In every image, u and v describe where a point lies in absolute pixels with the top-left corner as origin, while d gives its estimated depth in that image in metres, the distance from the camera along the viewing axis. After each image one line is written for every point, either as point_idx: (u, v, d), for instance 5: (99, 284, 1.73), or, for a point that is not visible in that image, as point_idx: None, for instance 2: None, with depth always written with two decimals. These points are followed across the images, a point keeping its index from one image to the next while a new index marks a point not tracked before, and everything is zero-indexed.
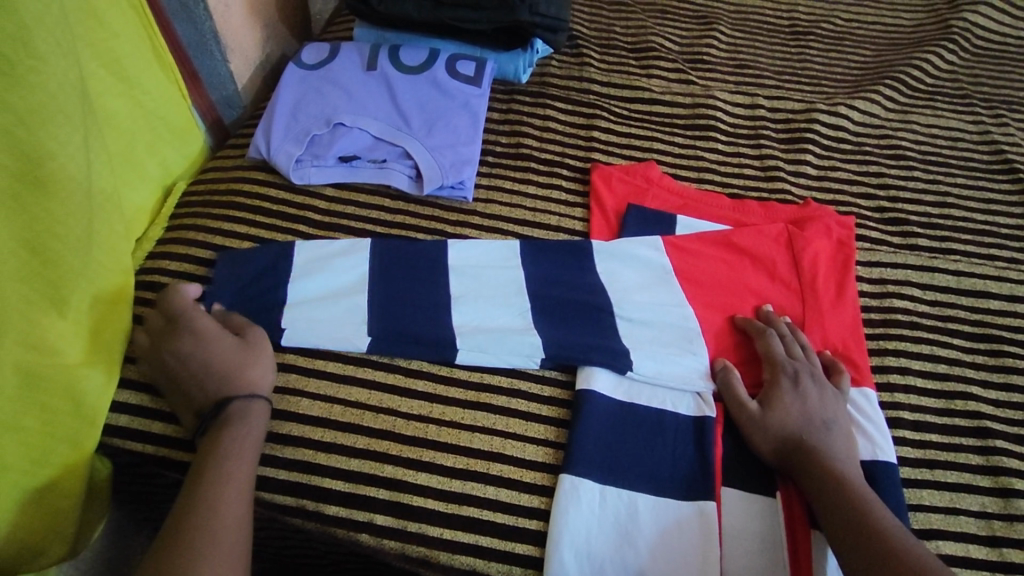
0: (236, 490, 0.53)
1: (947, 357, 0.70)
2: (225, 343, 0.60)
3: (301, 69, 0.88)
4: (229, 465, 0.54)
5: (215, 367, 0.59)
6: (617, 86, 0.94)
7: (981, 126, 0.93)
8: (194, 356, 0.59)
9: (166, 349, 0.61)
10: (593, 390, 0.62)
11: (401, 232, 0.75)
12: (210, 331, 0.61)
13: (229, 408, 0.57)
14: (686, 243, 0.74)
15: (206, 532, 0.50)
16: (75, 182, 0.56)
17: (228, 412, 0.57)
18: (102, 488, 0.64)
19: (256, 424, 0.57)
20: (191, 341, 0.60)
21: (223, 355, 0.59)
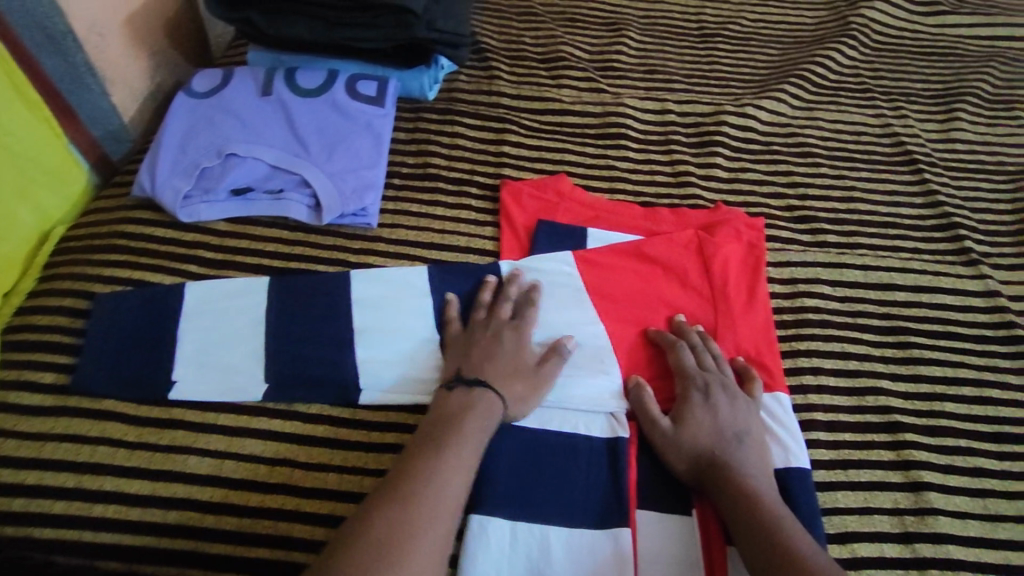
0: (458, 452, 0.52)
1: (858, 353, 0.71)
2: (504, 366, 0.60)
3: (191, 98, 0.83)
4: (461, 430, 0.54)
5: (502, 365, 0.60)
6: (527, 99, 0.93)
7: (882, 119, 0.95)
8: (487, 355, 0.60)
9: (516, 333, 0.63)
10: (502, 420, 0.59)
11: (301, 265, 0.72)
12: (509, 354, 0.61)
13: (480, 388, 0.57)
14: (597, 257, 0.72)
15: (425, 509, 0.48)
16: None
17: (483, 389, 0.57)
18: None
19: (486, 412, 0.56)
20: (488, 344, 0.62)
21: (520, 357, 0.61)
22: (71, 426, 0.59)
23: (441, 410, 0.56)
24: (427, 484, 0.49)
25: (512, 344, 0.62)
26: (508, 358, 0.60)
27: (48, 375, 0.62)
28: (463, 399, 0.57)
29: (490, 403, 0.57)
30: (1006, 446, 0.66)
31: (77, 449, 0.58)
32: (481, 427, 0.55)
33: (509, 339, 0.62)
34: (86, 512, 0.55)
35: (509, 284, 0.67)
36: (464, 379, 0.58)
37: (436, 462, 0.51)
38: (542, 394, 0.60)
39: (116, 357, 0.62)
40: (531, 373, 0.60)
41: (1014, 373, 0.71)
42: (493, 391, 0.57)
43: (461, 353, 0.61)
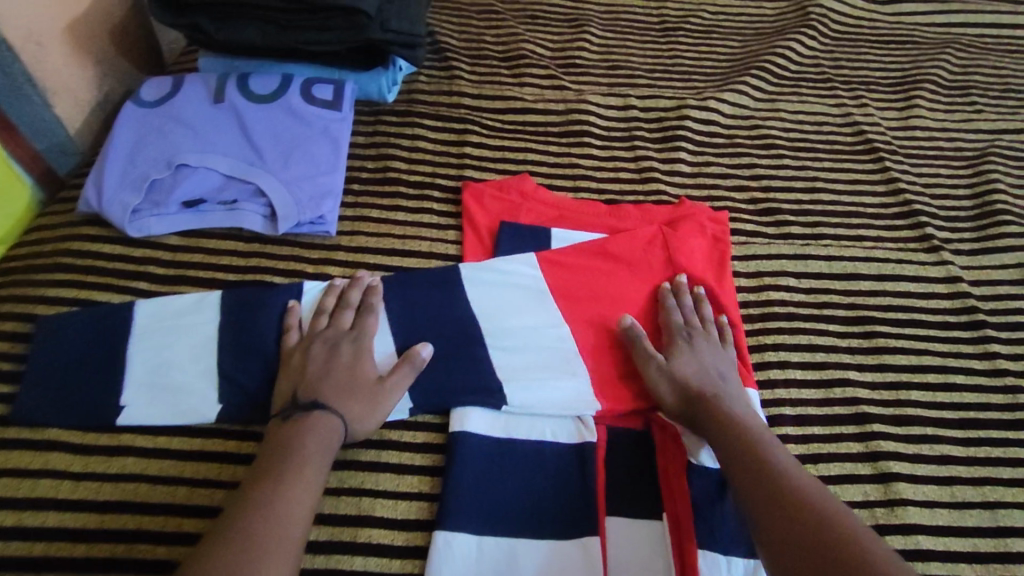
0: (301, 449, 0.54)
1: (824, 344, 0.71)
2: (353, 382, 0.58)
3: (141, 107, 0.79)
4: (303, 430, 0.55)
5: (335, 383, 0.58)
6: (488, 98, 0.91)
7: (843, 109, 0.96)
8: (319, 372, 0.59)
9: (349, 346, 0.61)
10: (465, 431, 0.59)
11: (257, 276, 0.71)
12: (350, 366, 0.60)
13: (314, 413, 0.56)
14: (562, 257, 0.71)
15: (252, 523, 0.48)
16: None
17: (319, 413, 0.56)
18: None
19: (326, 434, 0.55)
20: (315, 360, 0.60)
21: (356, 372, 0.59)
22: (18, 459, 0.57)
23: (278, 431, 0.56)
24: (276, 485, 0.51)
25: (353, 354, 0.60)
26: (347, 373, 0.59)
27: None
28: (295, 421, 0.56)
29: (328, 420, 0.56)
30: (971, 432, 0.66)
31: (22, 482, 0.56)
32: (324, 420, 0.56)
33: (347, 350, 0.61)
34: (34, 548, 0.53)
35: (349, 288, 0.66)
36: (299, 405, 0.57)
37: (284, 465, 0.53)
38: (381, 409, 0.58)
39: (60, 383, 0.60)
40: (375, 385, 0.59)
41: (978, 358, 0.71)
42: (329, 413, 0.56)
43: (295, 371, 0.60)
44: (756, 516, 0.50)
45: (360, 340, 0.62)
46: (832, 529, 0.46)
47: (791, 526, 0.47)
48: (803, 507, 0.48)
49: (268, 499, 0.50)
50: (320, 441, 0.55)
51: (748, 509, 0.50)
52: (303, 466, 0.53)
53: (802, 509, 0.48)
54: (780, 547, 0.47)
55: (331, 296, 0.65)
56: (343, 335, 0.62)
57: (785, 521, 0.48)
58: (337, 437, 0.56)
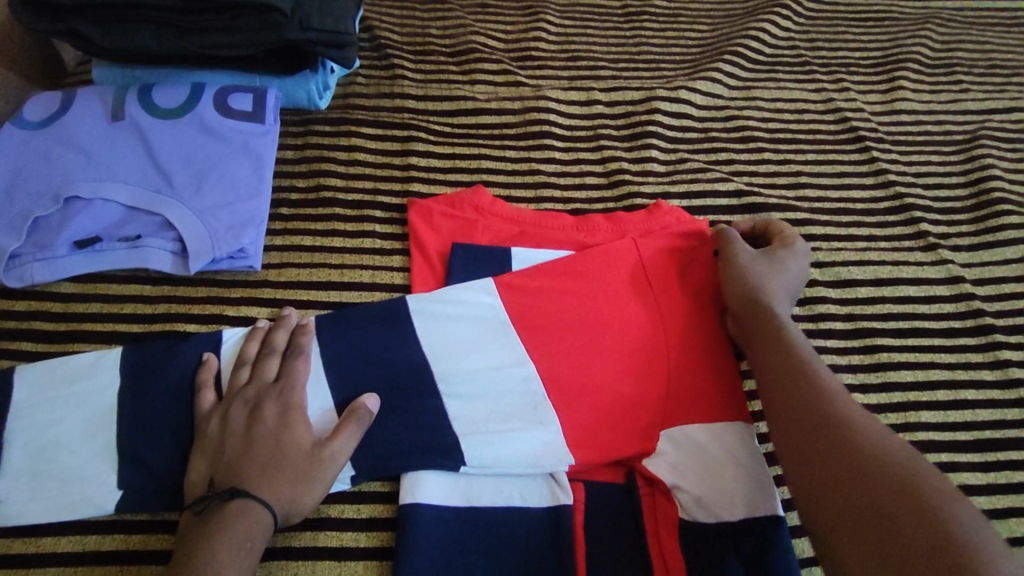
0: (211, 557, 0.43)
1: (822, 364, 0.64)
2: (283, 453, 0.48)
3: (22, 129, 0.68)
4: (214, 532, 0.44)
5: (261, 459, 0.48)
6: (436, 100, 0.81)
7: (823, 94, 0.88)
8: (242, 444, 0.49)
9: (275, 404, 0.51)
10: (419, 503, 0.50)
11: (167, 324, 0.60)
12: (279, 430, 0.49)
13: (235, 501, 0.46)
14: (525, 281, 0.61)
15: None
16: None
17: (240, 501, 0.46)
18: None
19: (249, 528, 0.45)
20: (235, 428, 0.50)
21: (284, 439, 0.49)
22: None
23: (188, 532, 0.46)
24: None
25: (279, 412, 0.50)
26: (274, 443, 0.48)
27: None
28: (211, 514, 0.46)
29: (251, 509, 0.46)
30: (987, 454, 0.60)
31: None
32: (242, 515, 0.45)
33: (272, 410, 0.50)
34: None
35: (275, 331, 0.56)
36: (217, 493, 0.46)
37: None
38: (321, 484, 0.48)
39: None
40: (309, 451, 0.49)
41: (989, 368, 0.65)
42: (252, 500, 0.46)
43: (210, 446, 0.49)
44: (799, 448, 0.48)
45: (289, 394, 0.51)
46: (881, 469, 0.44)
47: (834, 466, 0.45)
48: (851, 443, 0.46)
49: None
50: (234, 545, 0.44)
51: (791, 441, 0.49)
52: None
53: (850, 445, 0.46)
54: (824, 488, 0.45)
55: (252, 343, 0.55)
56: (269, 389, 0.52)
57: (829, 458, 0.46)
58: (266, 529, 0.46)
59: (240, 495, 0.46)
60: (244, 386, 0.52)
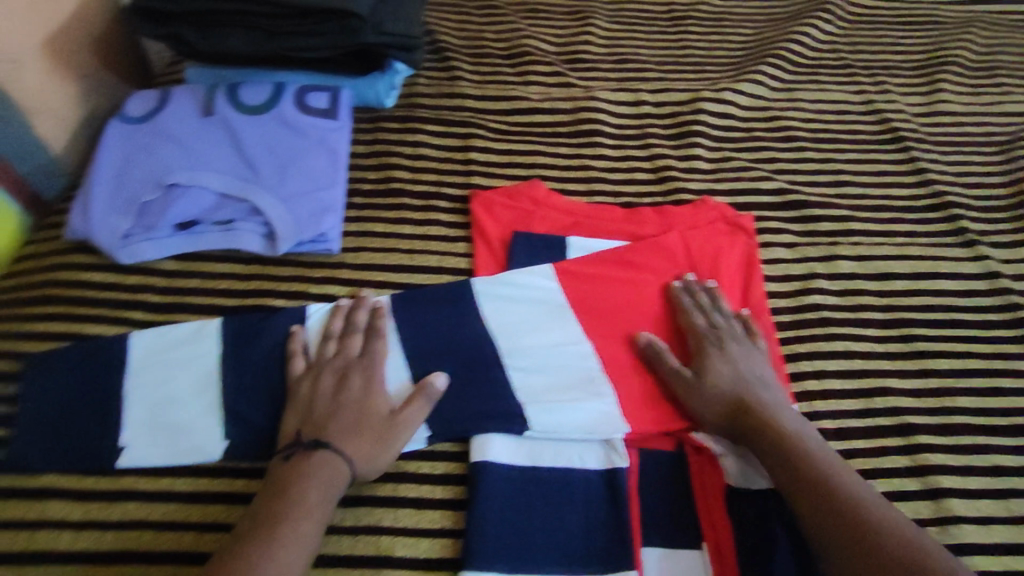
0: (296, 504, 0.49)
1: (862, 351, 0.67)
2: (363, 417, 0.54)
3: (126, 124, 0.75)
4: (302, 480, 0.50)
5: (344, 420, 0.53)
6: (493, 99, 0.87)
7: (864, 96, 0.91)
8: (327, 405, 0.54)
9: (358, 374, 0.56)
10: (488, 461, 0.55)
11: (257, 300, 0.67)
12: (360, 397, 0.55)
13: (319, 451, 0.52)
14: (580, 268, 0.67)
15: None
16: None
17: (324, 452, 0.51)
18: None
19: (330, 476, 0.51)
20: (321, 391, 0.55)
21: (366, 405, 0.54)
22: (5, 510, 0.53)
23: (276, 476, 0.51)
24: (266, 542, 0.47)
25: (364, 384, 0.56)
26: (357, 408, 0.54)
27: None
28: (296, 461, 0.51)
29: (331, 464, 0.51)
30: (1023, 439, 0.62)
31: (15, 534, 0.52)
32: (327, 470, 0.51)
33: (357, 381, 0.56)
34: None
35: (356, 309, 0.61)
36: (304, 443, 0.52)
37: (273, 520, 0.48)
38: (394, 447, 0.54)
39: (54, 424, 0.56)
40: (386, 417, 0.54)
41: None
42: (334, 452, 0.52)
43: (296, 404, 0.55)
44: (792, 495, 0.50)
45: (371, 367, 0.57)
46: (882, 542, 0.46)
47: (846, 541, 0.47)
48: (835, 486, 0.50)
49: (254, 559, 0.46)
50: (318, 497, 0.50)
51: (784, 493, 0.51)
52: (297, 526, 0.48)
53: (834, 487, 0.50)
54: (820, 524, 0.48)
55: (336, 321, 0.61)
56: (352, 361, 0.57)
57: (832, 513, 0.48)
58: (344, 478, 0.51)
59: (325, 447, 0.52)
60: (329, 356, 0.58)
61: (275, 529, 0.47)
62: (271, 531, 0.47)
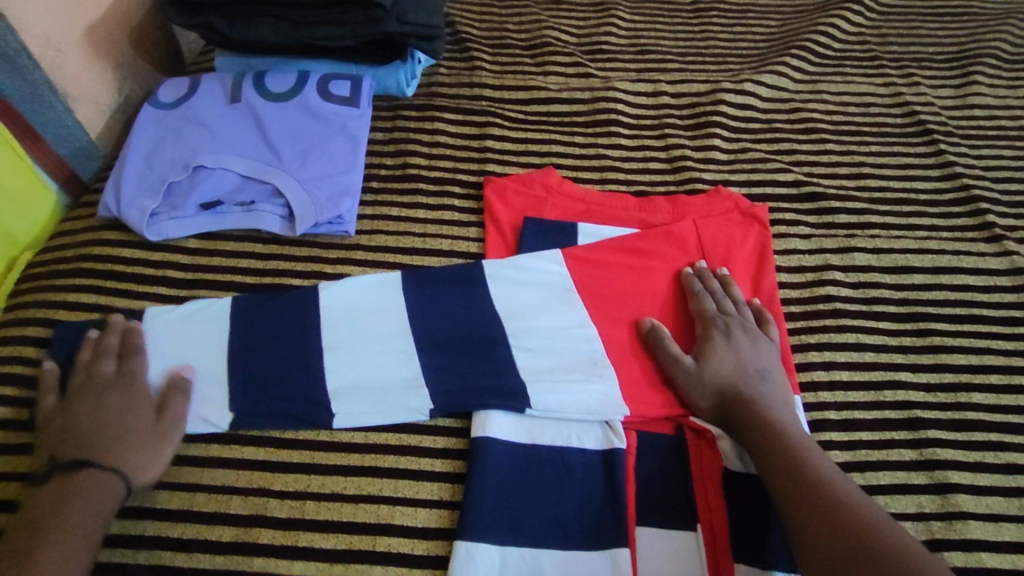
0: (60, 511, 0.48)
1: (873, 344, 0.66)
2: (96, 432, 0.52)
3: (158, 109, 0.78)
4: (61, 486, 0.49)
5: (100, 434, 0.52)
6: (511, 89, 0.88)
7: (891, 88, 0.89)
8: (107, 417, 0.53)
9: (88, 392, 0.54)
10: (488, 437, 0.56)
11: (275, 278, 0.69)
12: (106, 411, 0.54)
13: (84, 470, 0.50)
14: (588, 253, 0.67)
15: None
16: None
17: (82, 472, 0.50)
18: None
19: (92, 492, 0.49)
20: (109, 402, 0.54)
21: (123, 416, 0.54)
22: (34, 465, 0.56)
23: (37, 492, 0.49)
24: (34, 546, 0.46)
25: (126, 399, 0.55)
26: (127, 420, 0.54)
27: (11, 411, 0.59)
28: (56, 480, 0.50)
29: (97, 476, 0.50)
30: None
31: None
32: (83, 483, 0.50)
33: (112, 398, 0.54)
34: None
35: (105, 336, 0.59)
36: (99, 462, 0.51)
37: (42, 522, 0.47)
38: (160, 455, 0.54)
39: None
40: (152, 426, 0.54)
41: None
42: (94, 469, 0.50)
43: (94, 406, 0.54)
44: (774, 482, 0.51)
45: (130, 381, 0.56)
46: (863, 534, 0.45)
47: (828, 530, 0.46)
48: (815, 476, 0.50)
49: (35, 556, 0.46)
50: (81, 504, 0.49)
51: (767, 481, 0.51)
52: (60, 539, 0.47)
53: (816, 477, 0.50)
54: (797, 511, 0.48)
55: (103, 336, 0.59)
56: (108, 376, 0.56)
57: (819, 503, 0.48)
58: (116, 494, 0.50)
59: (93, 465, 0.51)
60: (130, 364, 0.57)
61: (37, 532, 0.47)
62: (41, 533, 0.47)
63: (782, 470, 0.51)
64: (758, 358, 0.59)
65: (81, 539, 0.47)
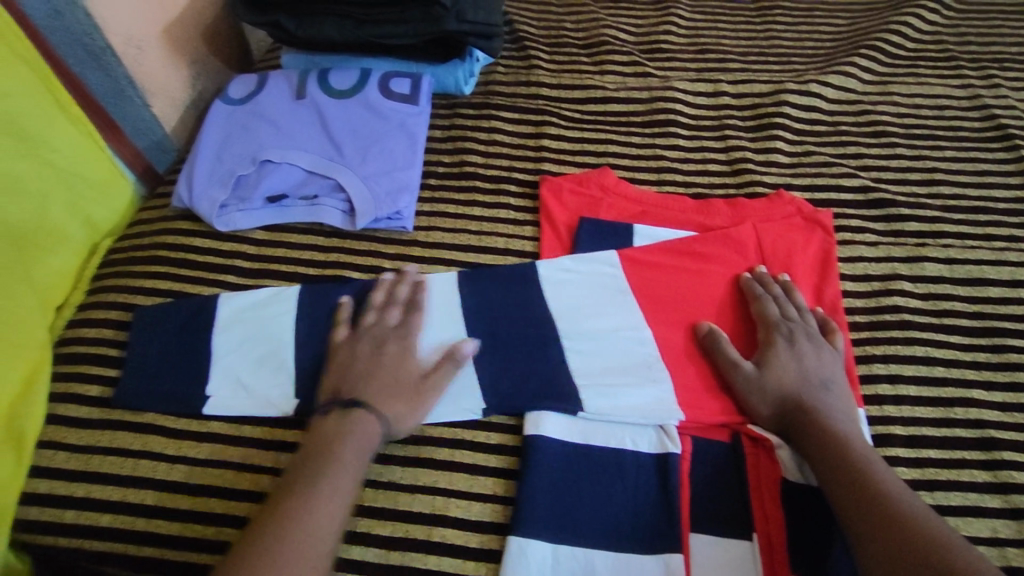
0: (333, 493, 0.50)
1: (944, 358, 0.63)
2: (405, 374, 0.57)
3: (228, 105, 0.81)
4: (328, 469, 0.51)
5: (400, 379, 0.57)
6: (568, 87, 0.87)
7: (969, 90, 0.85)
8: (378, 362, 0.58)
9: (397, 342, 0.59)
10: (541, 435, 0.56)
11: (335, 271, 0.71)
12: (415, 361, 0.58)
13: (355, 411, 0.54)
14: (645, 256, 0.67)
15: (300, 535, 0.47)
16: None
17: (355, 413, 0.54)
18: None
19: (367, 436, 0.53)
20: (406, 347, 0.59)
21: (399, 367, 0.57)
22: (113, 440, 0.60)
23: (310, 446, 0.53)
24: (299, 524, 0.47)
25: (374, 353, 0.58)
26: (404, 367, 0.57)
27: (92, 388, 0.63)
28: (332, 418, 0.54)
29: (386, 420, 0.54)
30: None
31: (121, 461, 0.59)
32: (359, 465, 0.52)
33: (393, 349, 0.59)
34: (133, 526, 0.56)
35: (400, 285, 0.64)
36: (339, 402, 0.55)
37: (321, 505, 0.49)
38: (421, 411, 0.56)
39: (155, 371, 0.63)
40: (417, 378, 0.57)
41: None
42: (368, 412, 0.54)
43: (376, 353, 0.58)
44: (836, 493, 0.49)
45: (401, 336, 0.60)
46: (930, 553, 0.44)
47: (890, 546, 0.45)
48: (879, 490, 0.48)
49: (292, 543, 0.46)
50: (346, 490, 0.50)
51: (827, 492, 0.50)
52: (338, 498, 0.49)
53: (879, 491, 0.48)
54: (857, 523, 0.47)
55: (379, 293, 0.63)
56: (398, 326, 0.61)
57: (881, 519, 0.47)
58: (374, 438, 0.54)
59: (360, 407, 0.55)
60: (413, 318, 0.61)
61: (297, 528, 0.47)
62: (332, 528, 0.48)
63: (844, 482, 0.50)
64: (821, 367, 0.57)
65: (328, 529, 0.48)
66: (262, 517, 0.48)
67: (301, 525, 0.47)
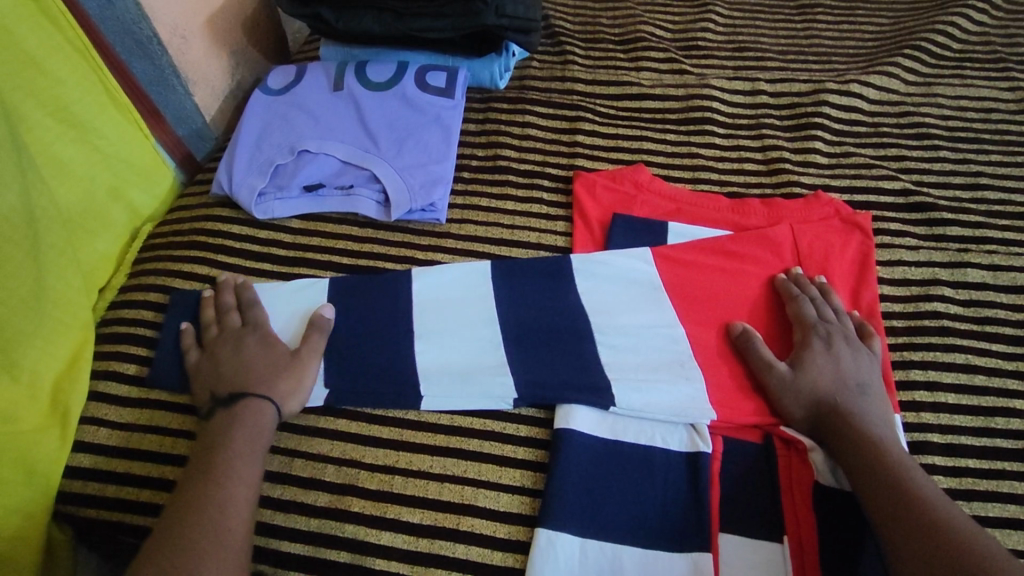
0: (228, 494, 0.50)
1: (985, 367, 0.62)
2: (276, 358, 0.59)
3: (267, 95, 0.83)
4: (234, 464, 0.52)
5: (261, 366, 0.58)
6: (603, 84, 0.87)
7: (1017, 92, 0.83)
8: (232, 360, 0.59)
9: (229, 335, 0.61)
10: (571, 429, 0.56)
11: (369, 262, 0.72)
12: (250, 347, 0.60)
13: (242, 400, 0.55)
14: (678, 253, 0.67)
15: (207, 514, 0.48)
16: (27, 227, 0.59)
17: (240, 404, 0.55)
18: (56, 562, 0.58)
19: (263, 424, 0.55)
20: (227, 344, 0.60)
21: (267, 352, 0.59)
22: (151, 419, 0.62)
23: (205, 437, 0.54)
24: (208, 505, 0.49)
25: (237, 349, 0.59)
26: (268, 353, 0.59)
27: (132, 367, 0.65)
28: (217, 419, 0.55)
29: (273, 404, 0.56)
30: None
31: (160, 440, 0.60)
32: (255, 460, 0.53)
33: (252, 341, 0.60)
34: (169, 503, 0.57)
35: (224, 291, 0.65)
36: (220, 401, 0.56)
37: (210, 486, 0.50)
38: (305, 384, 0.58)
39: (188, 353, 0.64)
40: (287, 356, 0.59)
41: None
42: (254, 399, 0.55)
43: (236, 347, 0.60)
44: (870, 498, 0.49)
45: (254, 328, 0.61)
46: (965, 560, 0.43)
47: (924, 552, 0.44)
48: (915, 496, 0.48)
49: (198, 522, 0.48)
50: (246, 486, 0.51)
51: (860, 496, 0.50)
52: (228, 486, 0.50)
53: (914, 497, 0.48)
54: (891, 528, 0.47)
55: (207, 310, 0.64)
56: (235, 324, 0.62)
57: (916, 524, 0.46)
58: (269, 427, 0.55)
59: (247, 396, 0.56)
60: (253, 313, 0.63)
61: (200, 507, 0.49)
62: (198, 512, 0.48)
63: (878, 487, 0.49)
64: (858, 372, 0.56)
65: (241, 526, 0.49)
66: (181, 494, 0.50)
67: (214, 515, 0.48)
